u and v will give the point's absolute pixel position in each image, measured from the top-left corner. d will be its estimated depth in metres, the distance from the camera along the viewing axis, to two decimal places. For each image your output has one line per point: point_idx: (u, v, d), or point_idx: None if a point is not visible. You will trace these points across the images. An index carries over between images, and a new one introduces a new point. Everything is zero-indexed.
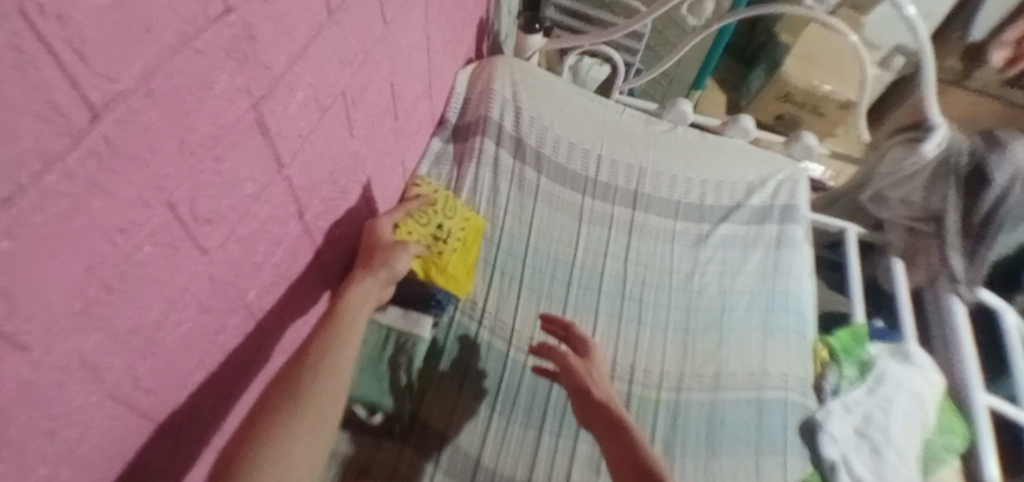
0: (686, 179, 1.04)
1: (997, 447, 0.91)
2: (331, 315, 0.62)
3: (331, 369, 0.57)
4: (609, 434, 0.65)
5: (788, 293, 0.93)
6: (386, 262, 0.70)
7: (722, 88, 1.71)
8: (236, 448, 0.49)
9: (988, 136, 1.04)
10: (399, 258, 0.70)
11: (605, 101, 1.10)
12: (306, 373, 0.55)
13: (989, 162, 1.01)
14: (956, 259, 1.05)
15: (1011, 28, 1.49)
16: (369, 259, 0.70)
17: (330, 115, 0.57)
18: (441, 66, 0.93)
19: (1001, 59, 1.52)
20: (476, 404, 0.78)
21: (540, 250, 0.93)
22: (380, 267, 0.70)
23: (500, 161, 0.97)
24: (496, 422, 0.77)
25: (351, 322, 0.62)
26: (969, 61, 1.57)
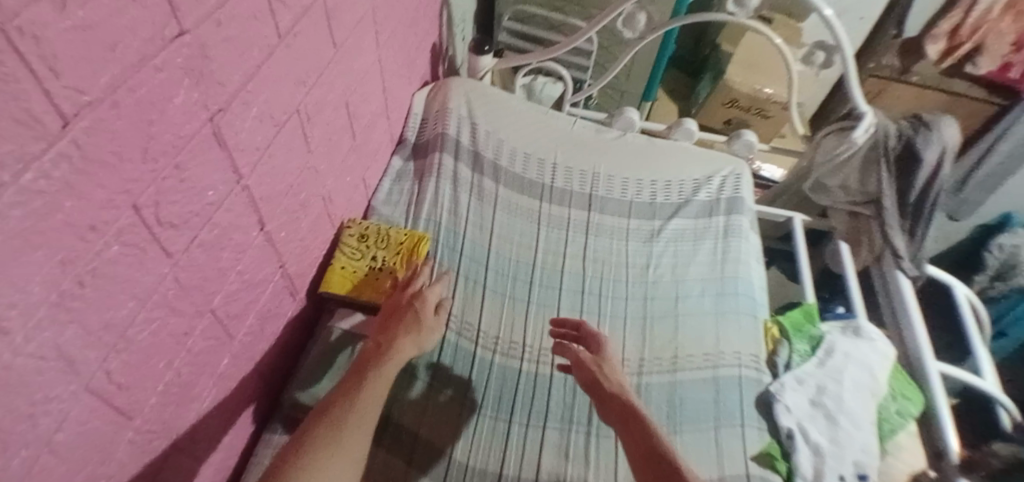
0: (637, 181, 1.11)
1: (952, 412, 0.95)
2: (366, 375, 0.65)
3: (366, 424, 0.61)
4: (626, 427, 0.68)
5: (737, 279, 0.99)
6: (428, 334, 0.73)
7: (671, 98, 1.80)
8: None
9: (914, 121, 1.11)
10: (437, 336, 0.74)
11: (558, 114, 1.18)
12: (344, 423, 0.60)
13: (915, 143, 1.08)
14: (896, 237, 1.12)
15: (941, 22, 1.47)
16: (415, 321, 0.73)
17: (285, 131, 0.63)
18: (397, 89, 1.00)
19: (936, 52, 1.51)
20: (451, 403, 0.81)
21: (502, 255, 0.97)
22: (423, 336, 0.73)
23: (459, 175, 1.03)
24: (469, 417, 0.80)
25: (384, 380, 0.66)
26: (907, 56, 1.57)
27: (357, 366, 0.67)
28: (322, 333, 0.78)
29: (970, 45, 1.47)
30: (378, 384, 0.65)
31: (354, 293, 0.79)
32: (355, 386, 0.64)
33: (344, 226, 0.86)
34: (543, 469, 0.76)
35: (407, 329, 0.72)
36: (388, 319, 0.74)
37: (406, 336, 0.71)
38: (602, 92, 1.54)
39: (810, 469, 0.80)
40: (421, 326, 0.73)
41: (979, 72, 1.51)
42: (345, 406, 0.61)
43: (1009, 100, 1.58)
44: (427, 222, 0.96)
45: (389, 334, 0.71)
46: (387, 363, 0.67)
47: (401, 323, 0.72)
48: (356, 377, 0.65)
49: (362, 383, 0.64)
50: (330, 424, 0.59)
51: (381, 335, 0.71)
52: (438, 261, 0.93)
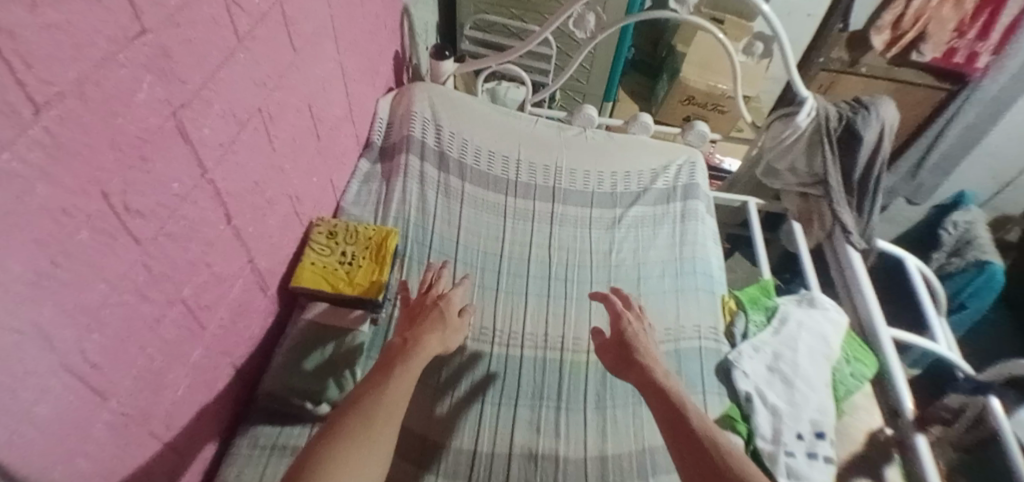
0: (598, 173, 1.17)
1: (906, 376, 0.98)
2: (394, 367, 0.68)
3: (395, 415, 0.62)
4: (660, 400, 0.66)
5: (695, 259, 1.05)
6: (452, 333, 0.78)
7: (632, 99, 1.88)
8: (306, 464, 0.54)
9: (855, 104, 1.17)
10: (461, 335, 0.79)
11: (521, 114, 1.24)
12: (375, 412, 0.61)
13: (855, 124, 1.13)
14: (844, 214, 1.17)
15: (885, 14, 1.47)
16: (440, 321, 0.78)
17: (247, 129, 0.68)
18: (360, 94, 1.06)
19: (882, 43, 1.52)
20: (432, 394, 0.82)
21: (471, 247, 1.01)
22: (448, 335, 0.78)
23: (426, 174, 1.07)
24: (440, 400, 0.82)
25: (412, 376, 0.68)
26: (854, 49, 1.57)
27: (383, 361, 0.69)
28: (295, 327, 0.80)
29: (913, 34, 1.49)
30: (404, 378, 0.67)
31: (325, 287, 0.81)
32: (384, 379, 0.66)
33: (313, 225, 0.90)
34: (516, 445, 0.79)
35: (433, 326, 0.76)
36: (414, 319, 0.78)
37: (432, 334, 0.75)
38: (565, 94, 1.61)
39: (769, 429, 0.84)
40: (447, 326, 0.78)
41: (924, 60, 1.54)
42: (375, 399, 0.62)
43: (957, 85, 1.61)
44: (396, 219, 1.00)
45: (416, 331, 0.75)
46: (413, 358, 0.70)
47: (427, 323, 0.77)
48: (383, 372, 0.67)
49: (390, 380, 0.65)
50: (362, 416, 0.60)
51: (407, 333, 0.75)
52: (406, 256, 0.96)
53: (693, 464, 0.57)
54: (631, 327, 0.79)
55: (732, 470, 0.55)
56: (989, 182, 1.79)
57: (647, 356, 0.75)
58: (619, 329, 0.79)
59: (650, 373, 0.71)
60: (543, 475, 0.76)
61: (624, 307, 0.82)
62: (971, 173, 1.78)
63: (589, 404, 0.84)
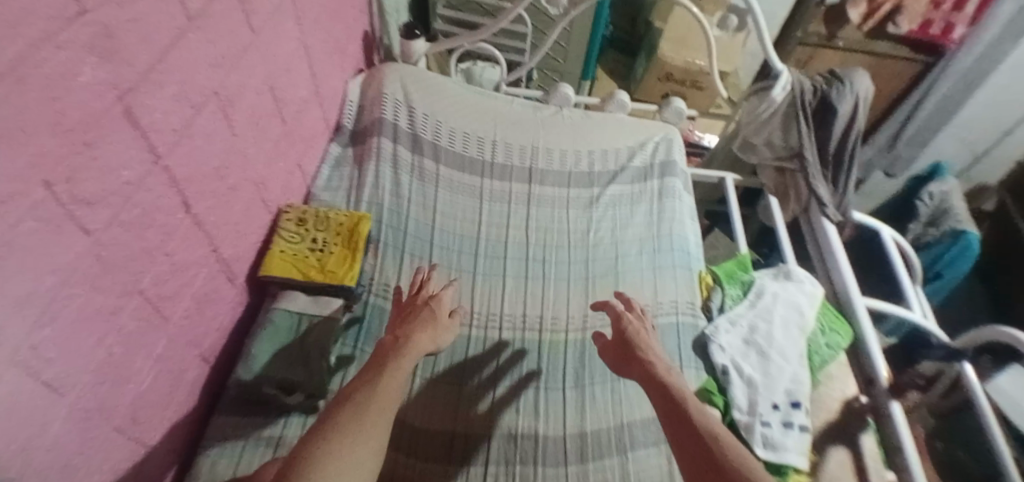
0: (574, 152, 1.16)
1: (880, 344, 1.00)
2: (385, 364, 0.66)
3: (388, 409, 0.60)
4: (660, 394, 0.65)
5: (673, 236, 1.05)
6: (444, 332, 0.77)
7: (611, 78, 1.86)
8: (300, 456, 0.52)
9: (829, 76, 1.17)
10: (452, 334, 0.78)
11: (496, 94, 1.22)
12: (372, 405, 0.59)
13: (830, 97, 1.13)
14: (819, 186, 1.17)
15: None
16: (431, 319, 0.76)
17: (204, 113, 0.65)
18: (326, 76, 1.04)
19: (858, 16, 1.48)
20: (450, 389, 0.82)
21: (446, 230, 1.00)
22: (439, 334, 0.76)
23: (399, 157, 1.05)
24: (418, 384, 0.81)
25: (405, 369, 0.66)
26: (831, 23, 1.54)
27: (373, 360, 0.68)
28: (267, 315, 0.78)
29: (890, 5, 1.46)
30: (395, 376, 0.64)
31: (296, 274, 0.80)
32: (373, 377, 0.63)
33: (281, 212, 0.88)
34: (495, 425, 0.79)
35: (422, 325, 0.75)
36: (406, 318, 0.77)
37: (421, 331, 0.74)
38: (541, 75, 1.59)
39: (745, 402, 0.85)
40: (438, 325, 0.76)
41: (901, 32, 1.52)
42: (371, 391, 0.61)
43: (930, 56, 1.61)
44: (369, 203, 0.98)
45: (407, 329, 0.74)
46: (407, 354, 0.68)
47: (416, 320, 0.76)
48: (374, 370, 0.65)
49: (382, 373, 0.64)
50: (352, 414, 0.57)
51: (398, 331, 0.74)
52: (381, 241, 0.94)
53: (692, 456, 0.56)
54: (632, 326, 0.78)
55: (734, 465, 0.53)
56: (964, 153, 1.84)
57: (650, 354, 0.73)
58: (620, 329, 0.77)
59: (653, 368, 0.70)
60: (523, 454, 0.76)
61: (624, 307, 0.81)
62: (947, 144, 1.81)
63: (567, 383, 0.84)
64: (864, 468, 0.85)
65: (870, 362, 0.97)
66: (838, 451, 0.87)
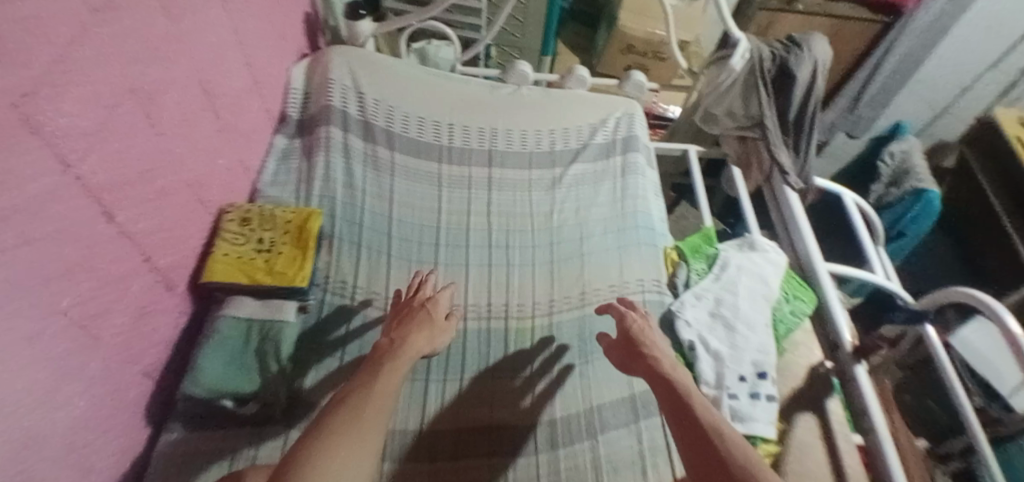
0: (535, 132, 1.12)
1: (844, 309, 1.00)
2: (384, 366, 0.66)
3: (384, 414, 0.59)
4: (663, 390, 0.65)
5: (637, 214, 1.04)
6: (440, 334, 0.76)
7: (573, 51, 1.82)
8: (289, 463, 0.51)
9: (787, 42, 1.16)
10: (449, 336, 0.76)
11: (451, 74, 1.17)
12: (364, 410, 0.58)
13: (789, 62, 1.12)
14: (781, 154, 1.17)
15: None
16: (428, 320, 0.76)
17: (121, 113, 0.60)
18: (265, 64, 0.97)
19: None
20: (495, 387, 0.81)
21: (405, 220, 0.96)
22: (435, 336, 0.75)
23: (350, 146, 1.00)
24: (416, 388, 0.80)
25: (400, 371, 0.66)
26: None
27: (371, 361, 0.67)
28: (214, 324, 0.74)
29: None
30: (393, 377, 0.64)
31: (241, 278, 0.75)
32: (371, 379, 0.63)
33: (222, 212, 0.83)
34: (464, 420, 0.77)
35: (420, 328, 0.74)
36: (403, 320, 0.76)
37: (418, 334, 0.73)
38: (501, 51, 1.53)
39: (712, 375, 0.86)
40: (434, 327, 0.76)
41: None
42: (365, 394, 0.60)
43: (891, 17, 1.55)
44: (320, 197, 0.93)
45: (403, 331, 0.73)
46: (403, 355, 0.67)
47: (414, 322, 0.75)
48: (371, 371, 0.64)
49: (379, 377, 0.63)
50: (349, 415, 0.57)
51: (394, 333, 0.73)
52: (336, 236, 0.90)
53: (701, 451, 0.55)
54: (636, 323, 0.77)
55: (742, 466, 0.52)
56: (924, 111, 1.85)
57: (657, 350, 0.73)
58: (625, 327, 0.77)
59: (657, 365, 0.70)
60: (495, 447, 0.75)
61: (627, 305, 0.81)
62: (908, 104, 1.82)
63: (558, 372, 0.83)
64: (830, 432, 0.87)
65: (835, 327, 0.98)
66: (805, 417, 0.89)
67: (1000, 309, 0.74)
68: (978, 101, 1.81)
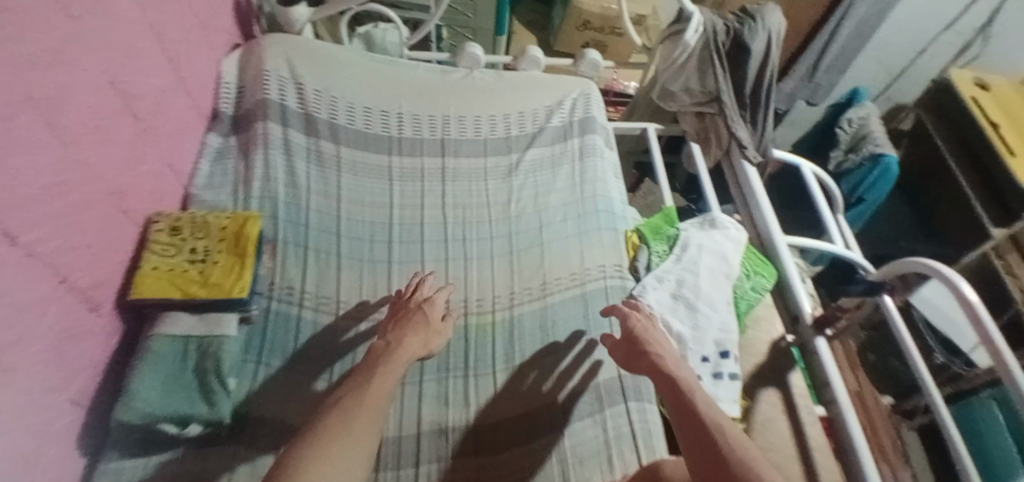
0: (489, 118, 1.08)
1: (802, 281, 1.01)
2: (377, 369, 0.65)
3: (377, 416, 0.59)
4: (668, 385, 0.65)
5: (596, 198, 1.01)
6: (435, 336, 0.74)
7: (529, 30, 1.76)
8: (286, 461, 0.50)
9: (741, 14, 1.14)
10: (444, 337, 0.75)
11: (397, 60, 1.11)
12: (359, 411, 0.58)
13: (743, 36, 1.10)
14: (739, 129, 1.16)
15: None
16: (424, 322, 0.75)
17: (22, 124, 0.53)
18: (190, 58, 0.90)
19: None
20: (528, 392, 0.79)
21: (354, 218, 0.92)
22: (431, 338, 0.74)
23: (291, 141, 0.94)
24: (416, 390, 0.78)
25: (392, 373, 0.65)
26: None
27: (366, 363, 0.67)
28: (145, 345, 0.69)
29: None
30: (388, 379, 0.63)
31: (173, 291, 0.70)
32: (364, 381, 0.63)
33: (151, 221, 0.77)
34: (424, 421, 0.75)
35: (416, 329, 0.73)
36: (398, 322, 0.75)
37: (413, 335, 0.72)
38: (452, 32, 1.48)
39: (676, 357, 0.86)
40: (431, 329, 0.75)
41: None
42: (358, 396, 0.60)
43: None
44: (261, 199, 0.88)
45: (398, 333, 0.72)
46: (398, 358, 0.67)
47: (409, 324, 0.74)
48: (365, 375, 0.64)
49: (371, 380, 0.62)
50: (342, 416, 0.56)
51: (389, 335, 0.72)
52: (282, 240, 0.85)
53: (701, 444, 0.55)
54: (638, 321, 0.76)
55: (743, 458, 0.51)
56: (882, 76, 1.78)
57: (658, 346, 0.72)
58: (627, 324, 0.76)
59: (661, 362, 0.69)
60: (457, 447, 0.73)
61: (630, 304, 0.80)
62: (866, 71, 1.77)
63: (585, 371, 0.81)
64: (793, 406, 0.88)
65: (795, 300, 0.99)
66: (768, 393, 0.90)
67: (955, 277, 0.74)
68: (936, 64, 1.74)
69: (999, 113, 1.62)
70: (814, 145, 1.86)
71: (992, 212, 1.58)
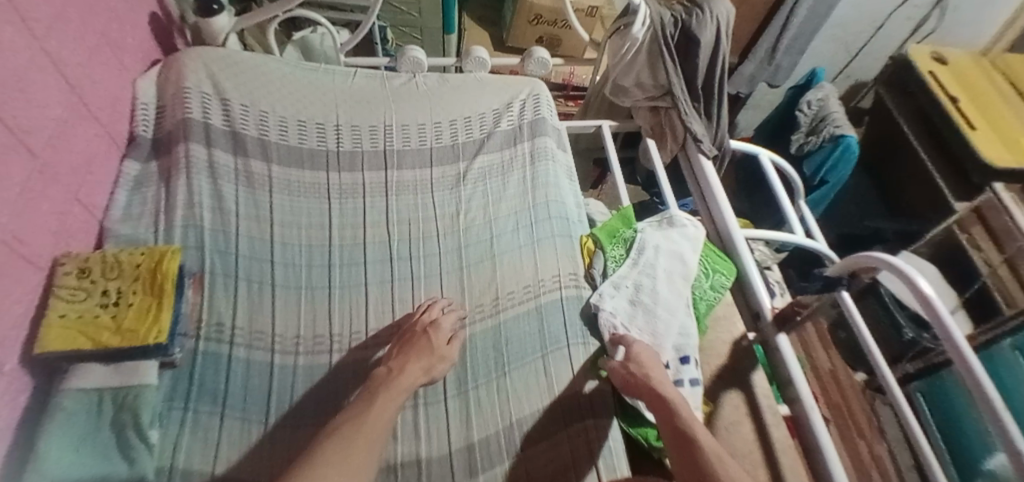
0: (434, 124, 1.03)
1: (763, 276, 0.99)
2: (377, 397, 0.65)
3: (375, 446, 0.58)
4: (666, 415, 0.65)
5: (549, 203, 0.97)
6: (439, 362, 0.73)
7: (481, 26, 1.70)
8: None
9: (689, 4, 1.10)
10: (448, 364, 0.74)
11: (332, 68, 1.05)
12: (355, 436, 0.57)
13: (691, 26, 1.06)
14: (694, 122, 1.12)
15: None
16: (429, 348, 0.72)
17: None
18: (96, 81, 0.83)
19: None
20: (577, 393, 0.77)
21: (289, 243, 0.86)
22: (434, 365, 0.72)
23: (217, 163, 0.88)
24: (407, 415, 0.75)
25: (389, 404, 0.64)
26: None
27: (365, 392, 0.66)
28: (55, 400, 0.63)
29: None
30: (386, 407, 0.63)
31: (81, 341, 0.64)
32: (364, 408, 0.62)
33: (57, 263, 0.71)
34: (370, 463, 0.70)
35: (420, 355, 0.72)
36: (403, 346, 0.74)
37: (413, 361, 0.71)
38: (398, 32, 1.43)
39: None
40: (435, 355, 0.73)
41: None
42: (355, 424, 0.59)
43: None
44: (184, 228, 0.82)
45: (402, 359, 0.71)
46: (397, 385, 0.67)
47: (415, 350, 0.72)
48: (367, 399, 0.64)
49: (373, 405, 0.63)
50: (340, 443, 0.56)
51: (392, 361, 0.71)
52: (211, 271, 0.80)
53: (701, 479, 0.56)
54: (644, 349, 0.74)
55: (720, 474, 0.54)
56: (840, 55, 1.78)
57: (657, 373, 0.71)
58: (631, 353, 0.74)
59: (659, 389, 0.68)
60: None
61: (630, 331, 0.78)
62: (823, 51, 1.76)
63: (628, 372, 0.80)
64: (755, 407, 0.86)
65: (755, 296, 0.97)
66: (731, 395, 0.88)
67: (912, 272, 0.69)
68: (888, 45, 1.77)
69: (954, 85, 1.60)
70: (770, 132, 1.82)
71: (953, 184, 1.56)
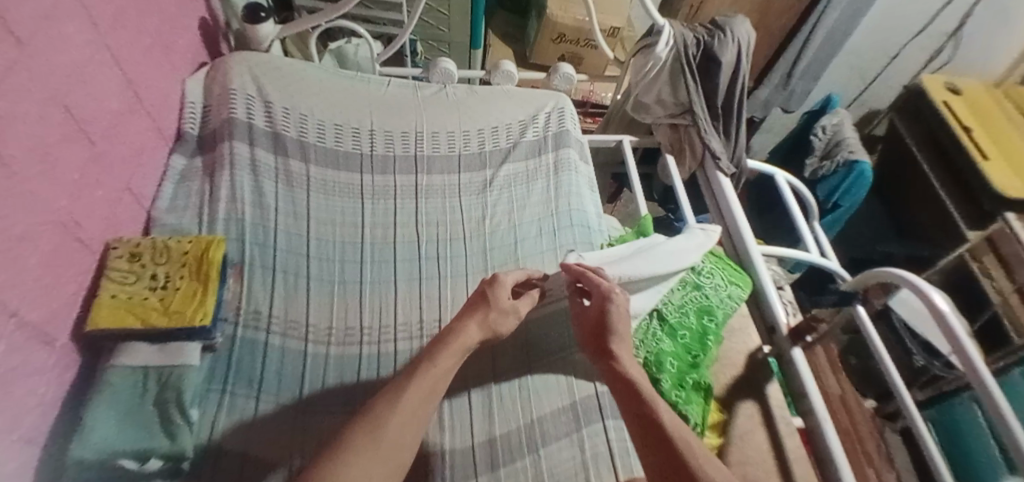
0: (463, 133, 1.07)
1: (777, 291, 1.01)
2: (418, 369, 0.65)
3: (413, 428, 0.59)
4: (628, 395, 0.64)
5: (571, 211, 1.01)
6: (498, 316, 0.75)
7: (504, 42, 1.77)
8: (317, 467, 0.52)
9: (711, 27, 1.15)
10: (507, 318, 0.76)
11: (368, 76, 1.10)
12: (385, 417, 0.58)
13: (712, 48, 1.10)
14: (712, 139, 1.16)
15: None
16: (486, 300, 0.75)
17: None
18: (148, 78, 0.87)
19: None
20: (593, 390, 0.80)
21: (324, 239, 0.90)
22: (491, 317, 0.74)
23: (258, 162, 0.93)
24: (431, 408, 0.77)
25: (438, 377, 0.65)
26: None
27: (409, 366, 0.67)
28: (102, 376, 0.66)
29: None
30: (424, 385, 0.63)
31: (130, 319, 0.67)
32: (399, 391, 0.62)
33: (108, 247, 0.75)
34: None
35: (475, 308, 0.75)
36: (461, 308, 0.78)
37: (472, 321, 0.73)
38: (427, 46, 1.49)
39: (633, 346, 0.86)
40: (493, 309, 0.75)
41: None
42: (389, 403, 0.60)
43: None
44: (226, 221, 0.86)
45: (460, 316, 0.74)
46: (444, 356, 0.67)
47: (472, 307, 0.75)
48: (408, 372, 0.65)
49: (412, 378, 0.64)
50: (374, 424, 0.57)
51: (452, 321, 0.74)
52: (250, 262, 0.83)
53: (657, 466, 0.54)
54: (616, 312, 0.75)
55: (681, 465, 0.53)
56: (854, 82, 1.82)
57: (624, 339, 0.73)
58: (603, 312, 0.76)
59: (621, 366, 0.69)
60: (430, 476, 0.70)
61: (612, 285, 0.77)
62: (838, 77, 1.80)
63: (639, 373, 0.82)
64: (770, 419, 0.88)
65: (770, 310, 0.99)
66: (746, 405, 0.90)
67: (928, 286, 0.71)
68: (901, 74, 1.81)
69: (968, 116, 1.62)
70: (784, 153, 1.86)
71: (963, 211, 1.58)
